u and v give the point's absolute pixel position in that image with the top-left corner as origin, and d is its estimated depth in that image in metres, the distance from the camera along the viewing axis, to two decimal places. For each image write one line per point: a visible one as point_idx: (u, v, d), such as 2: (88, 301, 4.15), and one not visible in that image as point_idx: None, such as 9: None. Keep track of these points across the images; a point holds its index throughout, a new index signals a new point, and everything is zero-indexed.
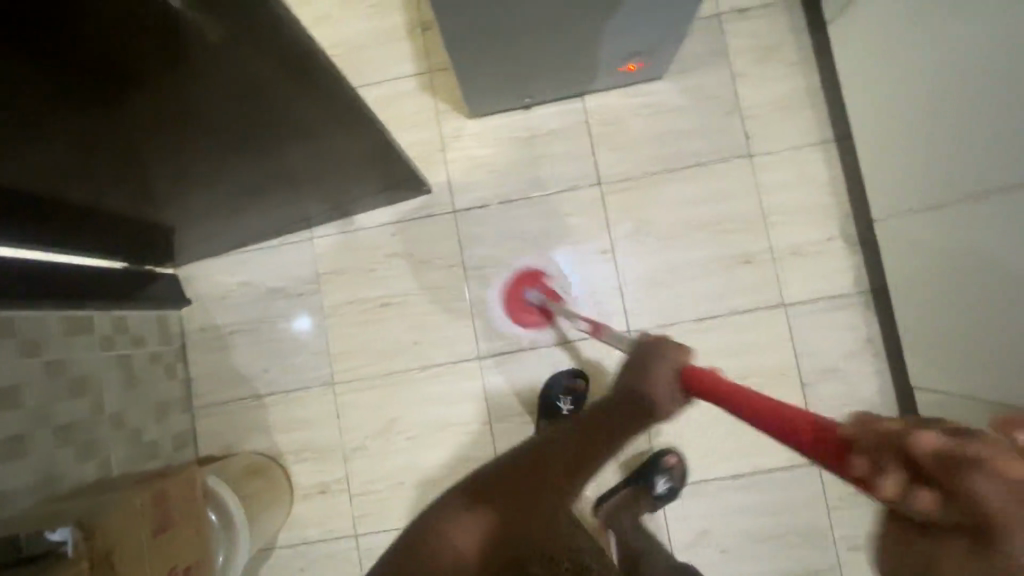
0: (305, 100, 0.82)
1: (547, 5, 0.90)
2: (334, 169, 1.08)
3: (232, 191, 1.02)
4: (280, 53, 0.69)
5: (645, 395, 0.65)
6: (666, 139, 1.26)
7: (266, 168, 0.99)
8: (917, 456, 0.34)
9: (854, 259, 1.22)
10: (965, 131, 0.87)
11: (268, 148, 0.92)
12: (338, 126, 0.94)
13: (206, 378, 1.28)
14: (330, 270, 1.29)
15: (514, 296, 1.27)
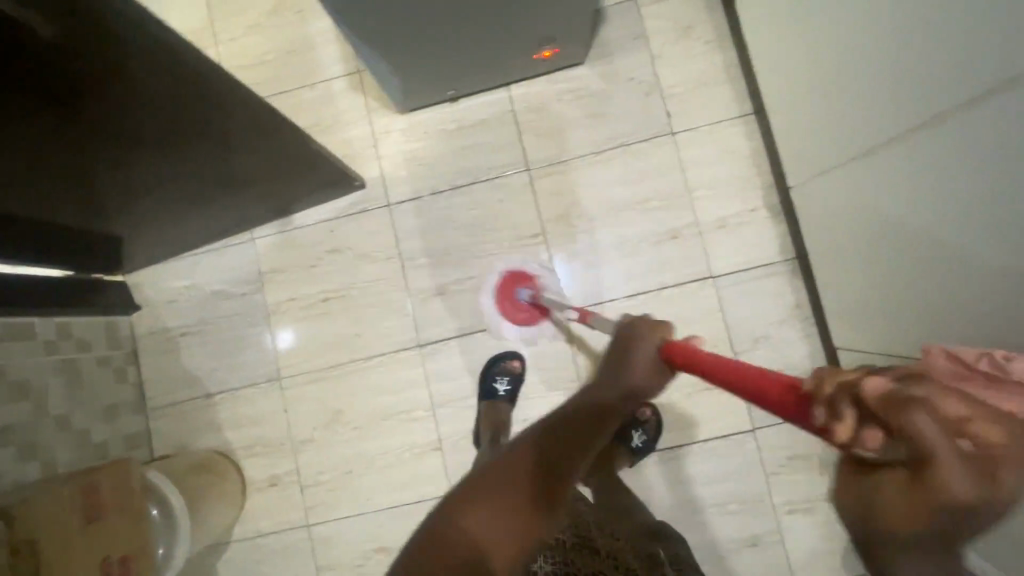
0: (224, 112, 0.92)
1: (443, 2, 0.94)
2: (265, 175, 1.14)
3: (170, 199, 1.07)
4: (192, 66, 0.79)
5: (629, 379, 0.61)
6: (589, 122, 1.29)
7: (199, 179, 1.05)
8: (871, 403, 0.36)
9: (778, 228, 1.24)
10: (849, 92, 0.90)
11: (198, 161, 0.99)
12: (261, 136, 1.03)
13: (158, 379, 1.33)
14: (272, 268, 1.33)
15: (508, 299, 1.28)
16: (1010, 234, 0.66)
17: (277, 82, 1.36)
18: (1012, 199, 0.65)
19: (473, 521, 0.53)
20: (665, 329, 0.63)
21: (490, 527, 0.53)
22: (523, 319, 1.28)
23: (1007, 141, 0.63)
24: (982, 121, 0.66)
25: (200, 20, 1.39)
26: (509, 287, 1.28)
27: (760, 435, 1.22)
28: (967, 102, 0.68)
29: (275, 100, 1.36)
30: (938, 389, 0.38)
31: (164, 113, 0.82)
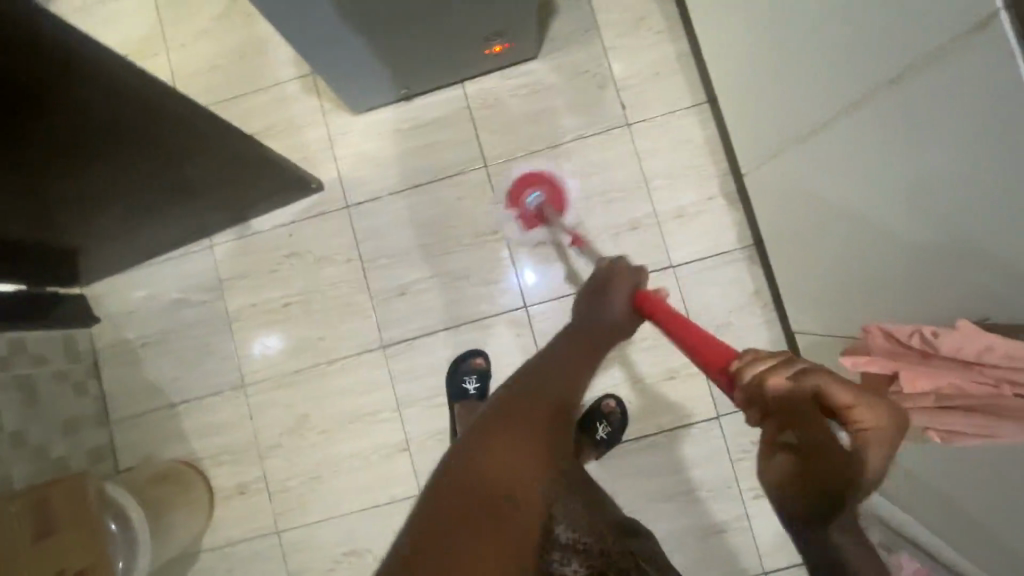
0: (181, 128, 0.92)
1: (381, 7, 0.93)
2: (221, 184, 1.14)
3: (122, 208, 1.05)
4: (146, 87, 0.80)
5: (611, 309, 0.72)
6: (544, 117, 1.29)
7: (155, 190, 1.05)
8: (768, 390, 0.48)
9: (735, 215, 1.25)
10: (786, 79, 0.91)
11: (154, 173, 0.99)
12: (219, 149, 1.03)
13: (120, 392, 1.31)
14: (231, 275, 1.32)
15: (519, 192, 1.28)
16: (958, 209, 0.66)
17: (229, 87, 1.35)
18: (957, 176, 0.65)
19: (511, 431, 0.56)
20: (641, 277, 0.76)
21: (529, 434, 0.56)
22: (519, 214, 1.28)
23: (951, 112, 0.63)
24: (922, 95, 0.66)
25: (149, 28, 1.38)
26: (524, 188, 1.28)
27: (724, 421, 1.23)
28: (903, 74, 0.67)
29: (228, 105, 1.35)
30: (833, 380, 0.45)
31: (108, 120, 0.80)
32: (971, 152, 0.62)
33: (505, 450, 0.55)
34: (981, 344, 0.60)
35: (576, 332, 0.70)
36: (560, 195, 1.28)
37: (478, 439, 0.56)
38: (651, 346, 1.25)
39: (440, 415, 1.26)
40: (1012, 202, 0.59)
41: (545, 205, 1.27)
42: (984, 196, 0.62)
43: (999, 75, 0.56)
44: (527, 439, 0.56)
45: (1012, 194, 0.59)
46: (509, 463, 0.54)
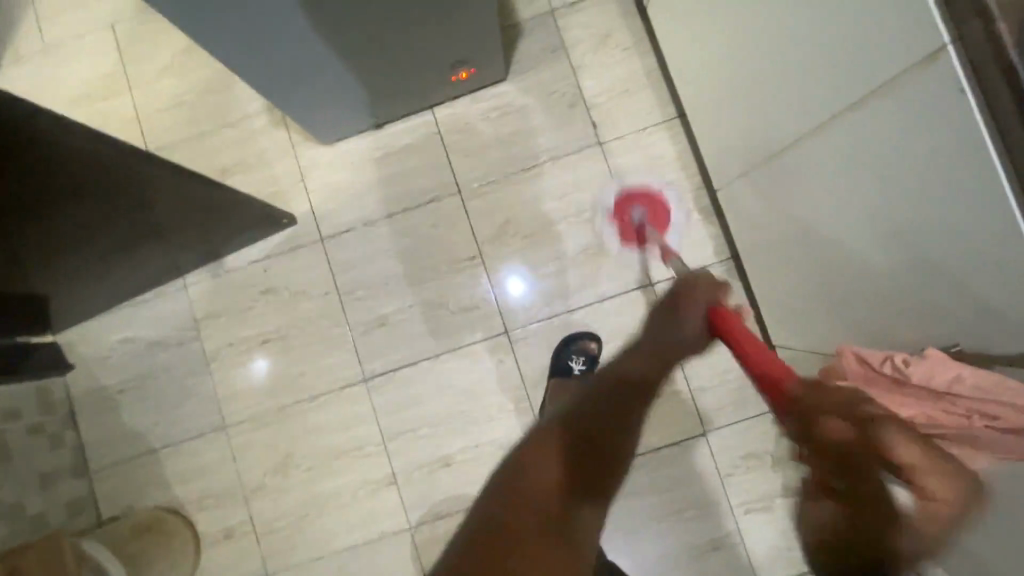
0: (148, 183, 0.92)
1: (337, 41, 0.92)
2: (190, 228, 1.13)
3: (87, 257, 1.03)
4: (114, 151, 0.80)
5: (684, 325, 0.67)
6: (516, 138, 1.29)
7: (122, 239, 1.04)
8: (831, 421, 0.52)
9: (711, 229, 1.24)
10: (750, 98, 0.90)
11: (119, 223, 0.98)
12: (187, 198, 1.03)
13: (99, 440, 1.29)
14: (207, 314, 1.30)
15: (622, 210, 1.27)
16: (921, 233, 0.67)
17: (194, 123, 1.33)
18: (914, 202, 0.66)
19: (561, 464, 0.48)
20: (726, 290, 0.71)
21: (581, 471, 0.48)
22: (624, 235, 1.26)
23: (906, 137, 0.64)
24: (880, 122, 0.66)
25: (110, 67, 1.35)
26: (625, 203, 1.26)
27: (712, 437, 1.23)
28: (857, 102, 0.68)
29: (194, 141, 1.33)
30: None
31: (68, 175, 0.78)
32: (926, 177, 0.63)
33: (552, 488, 0.47)
34: (952, 372, 0.60)
35: (649, 343, 0.63)
36: (662, 210, 1.26)
37: (520, 474, 0.48)
38: None
39: (427, 446, 1.24)
40: (975, 229, 0.59)
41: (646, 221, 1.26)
42: (947, 222, 0.62)
43: (954, 105, 0.56)
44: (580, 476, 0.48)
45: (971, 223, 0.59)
46: (551, 502, 0.46)
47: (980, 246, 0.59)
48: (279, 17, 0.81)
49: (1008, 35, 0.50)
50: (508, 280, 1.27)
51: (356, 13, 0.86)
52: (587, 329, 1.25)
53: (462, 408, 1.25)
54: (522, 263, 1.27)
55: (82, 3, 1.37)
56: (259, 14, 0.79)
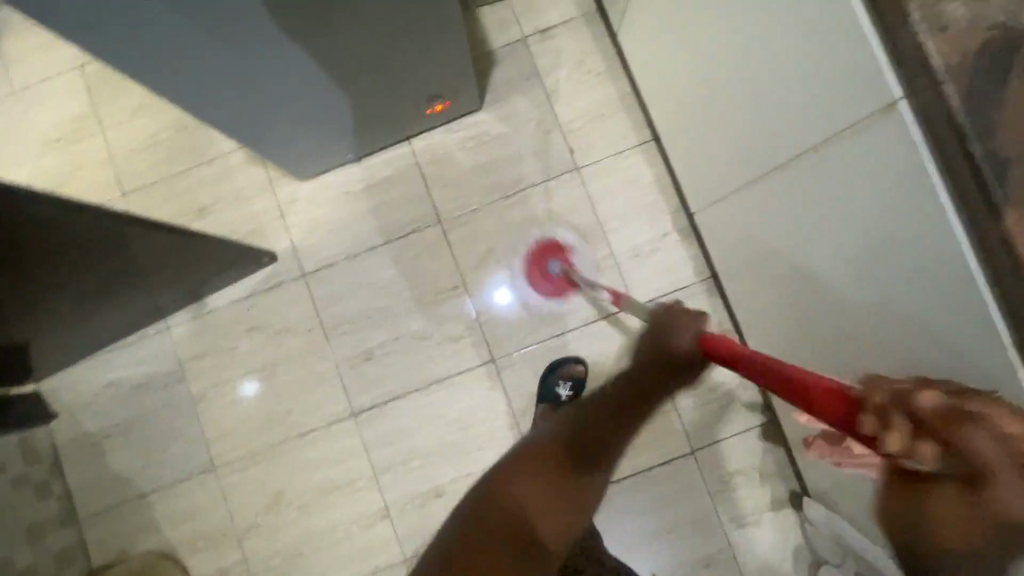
0: (122, 239, 0.92)
1: (303, 80, 0.92)
2: (169, 275, 1.13)
3: (62, 307, 1.01)
4: (84, 213, 0.81)
5: (668, 361, 0.66)
6: (494, 166, 1.29)
7: (98, 290, 1.03)
8: (920, 407, 0.51)
9: (689, 249, 1.26)
10: (719, 130, 0.92)
11: (94, 276, 0.98)
12: (163, 249, 1.03)
13: (87, 487, 1.27)
14: (191, 356, 1.29)
15: (537, 267, 1.28)
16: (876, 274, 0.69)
17: (169, 163, 1.32)
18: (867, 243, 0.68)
19: (523, 483, 0.66)
20: (702, 320, 0.67)
21: (537, 489, 0.65)
22: (551, 290, 1.28)
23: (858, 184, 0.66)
24: (840, 165, 0.67)
25: (81, 109, 1.34)
26: (540, 262, 1.28)
27: (699, 455, 1.24)
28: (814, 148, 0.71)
29: (170, 182, 1.32)
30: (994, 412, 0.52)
31: (37, 233, 0.78)
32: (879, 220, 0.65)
33: (512, 506, 0.65)
34: None
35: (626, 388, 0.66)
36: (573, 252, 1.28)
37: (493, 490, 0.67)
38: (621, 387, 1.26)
39: (418, 477, 1.25)
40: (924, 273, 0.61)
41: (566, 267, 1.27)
42: (898, 265, 0.64)
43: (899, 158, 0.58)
44: (535, 493, 0.65)
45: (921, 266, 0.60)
46: (514, 513, 0.65)
47: (936, 295, 0.59)
48: (245, 62, 0.82)
49: (955, 102, 0.50)
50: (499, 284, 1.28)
51: (319, 54, 0.87)
52: (572, 354, 1.26)
53: (451, 438, 1.25)
54: (518, 268, 1.28)
55: (49, 47, 1.35)
56: (224, 61, 0.80)
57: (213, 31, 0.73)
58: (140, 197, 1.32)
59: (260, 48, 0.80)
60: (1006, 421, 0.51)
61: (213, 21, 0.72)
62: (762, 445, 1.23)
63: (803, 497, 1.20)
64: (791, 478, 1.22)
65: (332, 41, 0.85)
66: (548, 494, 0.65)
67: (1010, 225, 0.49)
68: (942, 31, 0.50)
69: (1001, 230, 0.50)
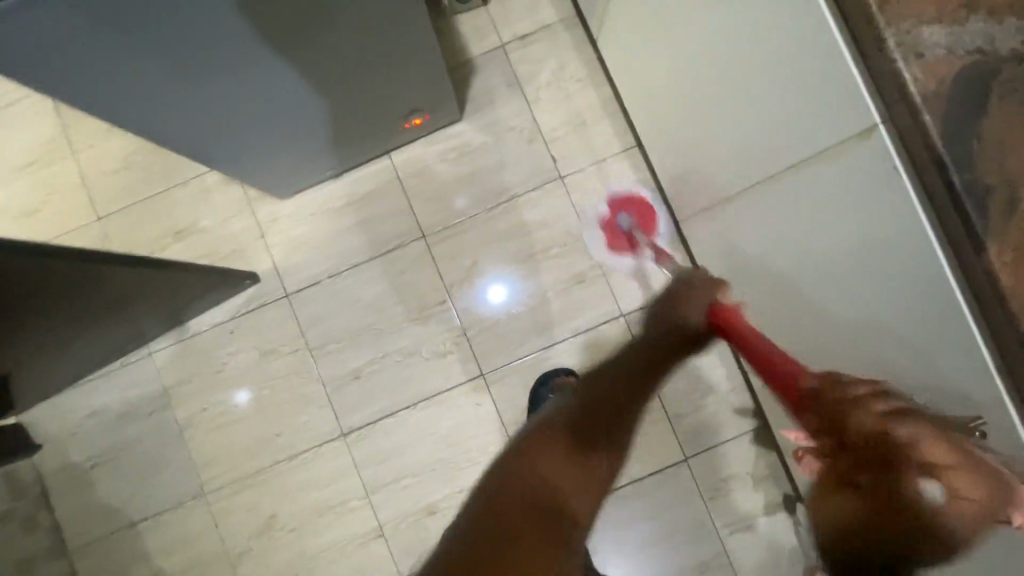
0: (92, 277, 0.90)
1: (268, 99, 0.90)
2: (146, 305, 1.11)
3: (40, 345, 0.99)
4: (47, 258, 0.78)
5: (692, 318, 0.65)
6: (477, 178, 1.27)
7: (72, 327, 1.01)
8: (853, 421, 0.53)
9: (677, 256, 1.25)
10: (702, 141, 0.91)
11: (66, 315, 0.95)
12: (137, 282, 1.01)
13: (75, 518, 1.25)
14: (175, 381, 1.27)
15: (608, 219, 1.26)
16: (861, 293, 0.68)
17: (144, 185, 1.29)
18: (851, 261, 0.67)
19: (543, 456, 0.54)
20: (721, 286, 0.67)
21: (558, 460, 0.53)
22: (617, 243, 1.26)
23: (842, 205, 0.65)
24: (826, 183, 0.66)
25: (50, 132, 1.31)
26: (609, 211, 1.26)
27: (693, 462, 1.24)
28: (799, 165, 0.70)
29: (146, 204, 1.29)
30: (928, 438, 0.51)
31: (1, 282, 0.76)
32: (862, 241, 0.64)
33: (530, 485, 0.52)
34: None
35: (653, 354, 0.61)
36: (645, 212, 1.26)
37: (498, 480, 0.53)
38: None
39: (410, 494, 1.24)
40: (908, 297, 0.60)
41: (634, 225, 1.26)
42: (882, 287, 0.64)
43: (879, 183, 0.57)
44: (557, 466, 0.53)
45: (905, 290, 0.59)
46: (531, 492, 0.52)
47: (921, 319, 0.59)
48: (207, 87, 0.80)
49: (932, 131, 0.48)
50: (494, 283, 1.26)
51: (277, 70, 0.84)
52: (562, 365, 1.25)
53: (443, 454, 1.24)
54: (507, 273, 1.26)
55: None
56: (184, 88, 0.78)
57: (165, 56, 0.71)
58: (116, 221, 1.29)
59: (220, 73, 0.78)
60: (937, 454, 0.50)
61: (167, 48, 0.70)
62: (754, 450, 1.23)
63: (796, 501, 1.21)
64: (783, 481, 1.22)
65: (294, 59, 0.83)
66: (571, 466, 0.54)
67: (992, 261, 0.46)
68: (917, 58, 0.48)
69: (983, 266, 0.47)
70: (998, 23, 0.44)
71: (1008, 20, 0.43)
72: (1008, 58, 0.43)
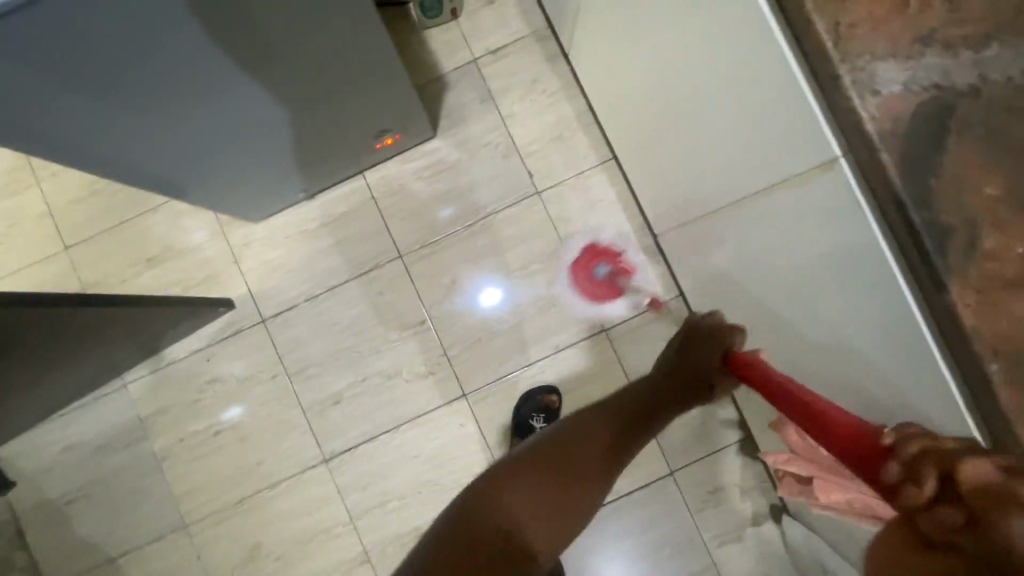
0: (57, 320, 0.87)
1: (229, 129, 0.87)
2: (119, 340, 1.08)
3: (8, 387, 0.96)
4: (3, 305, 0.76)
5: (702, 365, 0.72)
6: (453, 195, 1.26)
7: (42, 369, 0.99)
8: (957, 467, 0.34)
9: (657, 268, 1.24)
10: (679, 158, 0.90)
11: (33, 359, 0.93)
12: (106, 319, 0.98)
13: (53, 555, 1.23)
14: (152, 412, 1.25)
15: (584, 268, 1.25)
16: (837, 315, 0.68)
17: (113, 213, 1.27)
18: (825, 283, 0.67)
19: (518, 488, 0.62)
20: (738, 338, 0.71)
21: (531, 494, 0.61)
22: (596, 294, 1.25)
23: (816, 229, 0.65)
24: (800, 205, 0.66)
25: (14, 161, 1.28)
26: (588, 261, 1.25)
27: (679, 475, 1.24)
28: (771, 189, 0.71)
29: (115, 232, 1.26)
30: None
31: None
32: (836, 266, 0.64)
33: (512, 506, 0.60)
34: None
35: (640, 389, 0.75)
36: (625, 259, 1.25)
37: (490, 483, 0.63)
38: None
39: (395, 518, 1.22)
40: (881, 322, 0.59)
41: (614, 274, 1.25)
42: (856, 310, 0.64)
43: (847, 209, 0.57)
44: (530, 498, 0.61)
45: (880, 313, 0.59)
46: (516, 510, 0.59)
47: (894, 343, 0.59)
48: (162, 121, 0.78)
49: (891, 168, 0.46)
50: (480, 295, 1.25)
51: (240, 100, 0.82)
52: (545, 382, 1.23)
53: (427, 476, 1.23)
54: (491, 281, 1.25)
55: None
56: (139, 122, 0.75)
57: (115, 95, 0.69)
58: (85, 250, 1.26)
59: (174, 107, 0.76)
60: None
61: (115, 85, 0.67)
62: (740, 460, 1.23)
63: (783, 511, 1.20)
64: (770, 491, 1.22)
65: (255, 87, 0.81)
66: (545, 502, 0.61)
67: (955, 303, 0.45)
68: (874, 94, 0.46)
69: (945, 304, 0.46)
70: (953, 57, 0.42)
71: (963, 53, 0.42)
72: (965, 92, 0.42)
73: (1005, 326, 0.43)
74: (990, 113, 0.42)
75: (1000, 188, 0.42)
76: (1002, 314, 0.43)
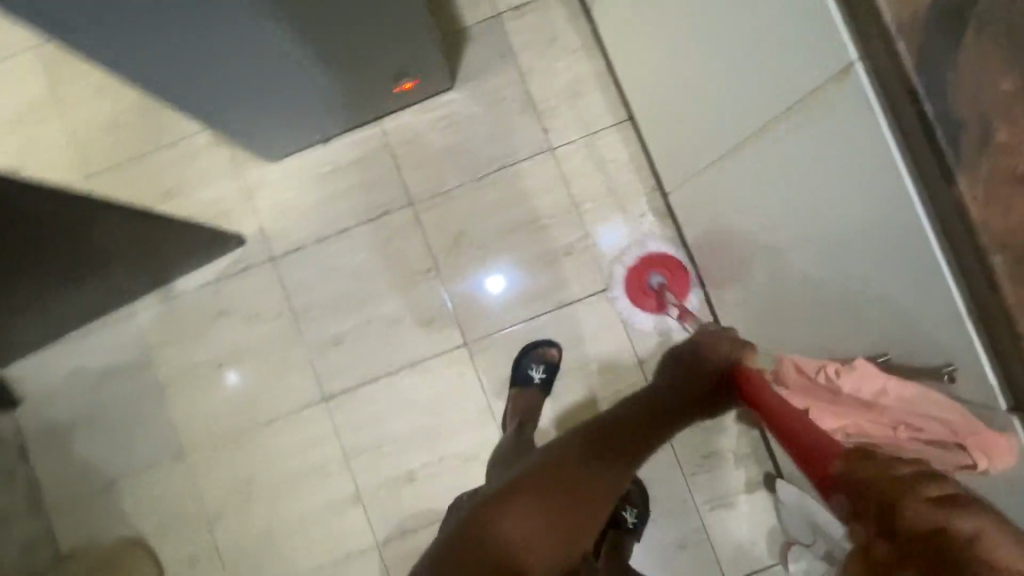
0: (88, 215, 0.93)
1: (261, 64, 0.89)
2: (139, 260, 1.12)
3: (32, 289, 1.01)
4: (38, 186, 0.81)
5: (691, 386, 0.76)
6: (466, 147, 1.27)
7: (69, 275, 1.04)
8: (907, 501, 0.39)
9: (666, 230, 1.24)
10: (686, 109, 0.90)
11: (59, 260, 0.97)
12: (131, 231, 1.03)
13: (52, 476, 1.25)
14: (158, 341, 1.26)
15: (638, 274, 1.23)
16: (833, 252, 0.68)
17: (133, 145, 1.29)
18: (822, 216, 0.68)
19: (513, 513, 0.62)
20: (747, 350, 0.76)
21: (529, 514, 0.62)
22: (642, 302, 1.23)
23: (819, 161, 0.65)
24: (801, 138, 0.66)
25: (38, 90, 1.30)
26: (643, 270, 1.23)
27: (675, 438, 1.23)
28: (773, 122, 0.70)
29: (131, 165, 1.28)
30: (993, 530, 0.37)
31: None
32: (840, 194, 0.63)
33: (509, 533, 0.61)
34: (878, 384, 0.62)
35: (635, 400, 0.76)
36: (680, 273, 1.22)
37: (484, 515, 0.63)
38: (591, 371, 1.23)
39: (389, 462, 1.23)
40: (882, 250, 0.59)
41: (665, 286, 1.21)
42: (856, 240, 0.63)
43: (853, 126, 0.57)
44: (529, 521, 0.61)
45: (881, 237, 0.59)
46: (516, 541, 0.60)
47: (894, 271, 0.59)
48: (202, 49, 0.79)
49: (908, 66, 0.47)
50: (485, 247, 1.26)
51: (274, 37, 0.83)
52: (547, 337, 1.24)
53: (424, 422, 1.23)
54: (496, 234, 1.26)
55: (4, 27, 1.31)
56: (180, 49, 0.77)
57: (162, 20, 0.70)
58: (101, 180, 1.28)
59: (213, 38, 0.77)
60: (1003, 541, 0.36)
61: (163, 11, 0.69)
62: (736, 428, 1.23)
63: (777, 479, 1.20)
64: (764, 461, 1.22)
65: (291, 23, 0.82)
66: (548, 520, 0.62)
67: (963, 196, 0.46)
68: None
69: (955, 200, 0.47)
70: None
71: None
72: None
73: (1014, 219, 0.44)
74: (1011, 10, 0.43)
75: (1016, 83, 0.43)
76: (1011, 207, 0.44)
